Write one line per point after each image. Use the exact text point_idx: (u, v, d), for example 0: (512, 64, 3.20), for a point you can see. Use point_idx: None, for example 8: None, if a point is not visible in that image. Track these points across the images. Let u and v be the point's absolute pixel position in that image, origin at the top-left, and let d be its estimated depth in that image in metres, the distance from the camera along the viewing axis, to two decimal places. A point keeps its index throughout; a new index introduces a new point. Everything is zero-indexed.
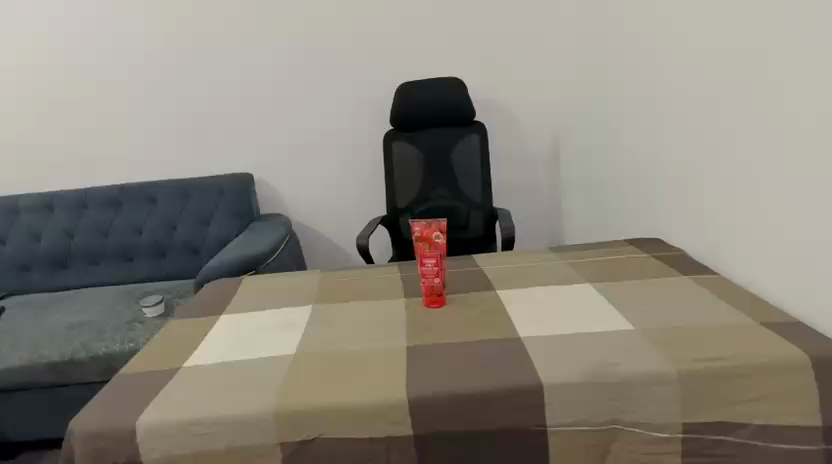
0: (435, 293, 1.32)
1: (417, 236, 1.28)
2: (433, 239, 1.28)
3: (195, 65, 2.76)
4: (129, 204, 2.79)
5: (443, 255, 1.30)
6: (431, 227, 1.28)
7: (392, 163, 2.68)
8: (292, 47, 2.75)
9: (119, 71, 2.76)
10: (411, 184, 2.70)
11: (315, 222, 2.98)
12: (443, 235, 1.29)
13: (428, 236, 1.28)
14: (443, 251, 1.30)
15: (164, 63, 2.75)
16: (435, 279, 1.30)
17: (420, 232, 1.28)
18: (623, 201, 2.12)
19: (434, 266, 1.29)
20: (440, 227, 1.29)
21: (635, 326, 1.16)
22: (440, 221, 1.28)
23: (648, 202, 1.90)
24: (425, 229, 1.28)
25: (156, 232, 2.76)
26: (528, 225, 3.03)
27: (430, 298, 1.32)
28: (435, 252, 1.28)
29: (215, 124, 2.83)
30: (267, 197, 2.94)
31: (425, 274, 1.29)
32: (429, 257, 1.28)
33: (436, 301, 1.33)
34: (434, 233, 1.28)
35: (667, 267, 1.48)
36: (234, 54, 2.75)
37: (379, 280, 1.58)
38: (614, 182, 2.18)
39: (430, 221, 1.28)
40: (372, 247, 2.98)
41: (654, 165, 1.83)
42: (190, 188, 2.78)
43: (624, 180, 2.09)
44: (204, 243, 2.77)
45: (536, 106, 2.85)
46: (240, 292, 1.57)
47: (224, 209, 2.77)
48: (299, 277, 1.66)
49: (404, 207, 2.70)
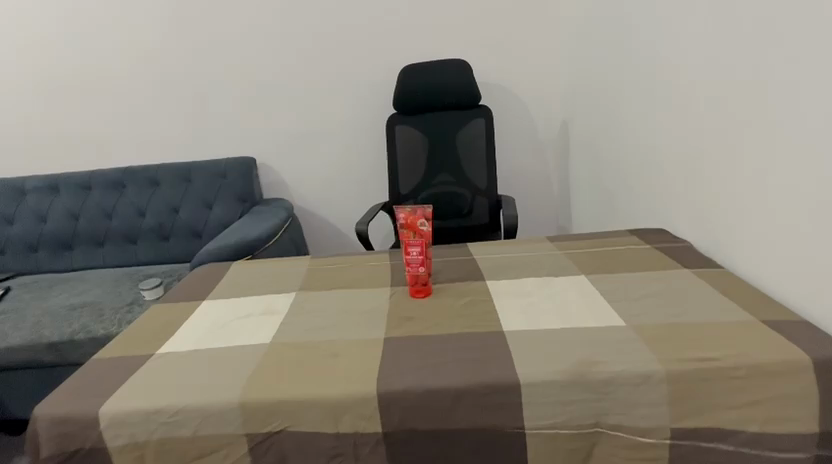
0: (420, 283, 1.27)
1: (402, 223, 1.22)
2: (417, 227, 1.22)
3: (194, 49, 2.71)
4: (132, 187, 2.79)
5: (428, 243, 1.24)
6: (415, 214, 1.22)
7: (394, 148, 2.62)
8: (293, 28, 2.68)
9: (119, 56, 2.73)
10: (414, 169, 2.64)
11: (318, 208, 2.95)
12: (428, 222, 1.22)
13: (412, 224, 1.22)
14: (429, 239, 1.24)
15: (164, 47, 2.71)
16: (420, 269, 1.25)
17: (405, 219, 1.22)
18: (630, 190, 2.03)
19: (419, 256, 1.24)
20: (424, 214, 1.22)
21: (626, 321, 1.10)
22: (424, 208, 1.22)
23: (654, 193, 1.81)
24: (410, 216, 1.22)
25: (159, 216, 2.76)
26: (535, 213, 2.95)
27: (415, 288, 1.28)
28: (420, 241, 1.23)
29: (216, 107, 2.79)
30: (269, 182, 2.91)
31: (410, 263, 1.25)
32: (413, 246, 1.24)
33: (421, 291, 1.28)
34: (419, 220, 1.22)
35: (669, 259, 1.40)
36: (233, 39, 2.69)
37: (368, 267, 1.54)
38: (621, 171, 2.08)
39: (414, 208, 1.22)
40: (375, 233, 2.94)
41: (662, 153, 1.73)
42: (193, 172, 2.77)
43: (631, 169, 1.99)
44: (206, 227, 2.76)
45: (544, 89, 2.74)
46: (228, 277, 1.55)
47: (226, 192, 2.75)
48: (289, 262, 1.63)
49: (406, 193, 2.65)
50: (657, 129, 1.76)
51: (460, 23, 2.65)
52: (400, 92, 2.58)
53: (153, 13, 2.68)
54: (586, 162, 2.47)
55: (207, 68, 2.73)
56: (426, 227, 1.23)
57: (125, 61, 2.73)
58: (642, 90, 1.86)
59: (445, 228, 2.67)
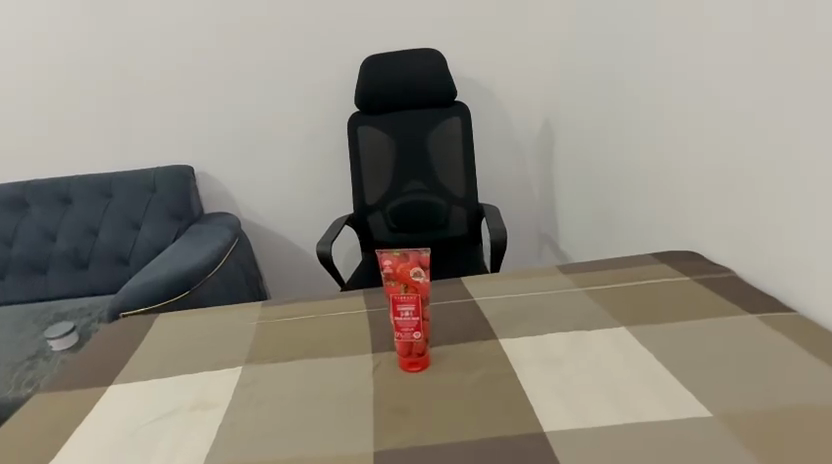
0: (415, 353, 0.94)
1: (387, 274, 0.90)
2: (409, 279, 0.90)
3: (114, 38, 2.27)
4: (38, 205, 2.30)
5: (425, 300, 0.91)
6: (408, 260, 0.89)
7: (357, 153, 2.26)
8: (232, 14, 2.26)
9: (20, 48, 2.27)
10: (381, 177, 2.28)
11: (270, 224, 2.54)
12: (425, 272, 0.90)
13: (403, 274, 0.90)
14: (426, 295, 0.91)
15: (76, 35, 2.26)
16: (414, 335, 0.92)
17: (391, 269, 0.90)
18: (634, 205, 1.76)
19: (412, 318, 0.91)
20: (421, 261, 0.90)
21: (712, 408, 0.81)
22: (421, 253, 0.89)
23: (671, 206, 1.54)
24: (399, 264, 0.90)
25: (73, 239, 2.28)
26: (516, 222, 2.66)
27: (407, 360, 0.95)
28: (413, 297, 0.90)
29: (141, 108, 2.34)
30: (210, 194, 2.48)
31: (399, 328, 0.92)
32: (403, 304, 0.91)
33: (416, 363, 0.95)
34: (411, 269, 0.89)
35: (720, 299, 1.13)
36: (160, 24, 2.25)
37: (339, 319, 1.19)
38: (623, 181, 1.82)
39: (406, 252, 0.90)
40: (338, 250, 2.56)
41: (683, 163, 1.47)
42: (114, 185, 2.30)
43: (637, 179, 1.73)
44: (134, 251, 2.30)
45: (525, 84, 2.44)
46: (151, 340, 1.17)
47: (157, 208, 2.30)
48: (235, 314, 1.25)
49: (372, 204, 2.30)
50: (674, 133, 1.50)
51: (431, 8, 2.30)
52: (362, 89, 2.23)
53: None
54: (576, 167, 2.20)
55: (129, 61, 2.29)
56: (422, 278, 0.90)
57: (81, 50, 2.27)
58: (651, 88, 1.60)
59: (420, 243, 2.34)
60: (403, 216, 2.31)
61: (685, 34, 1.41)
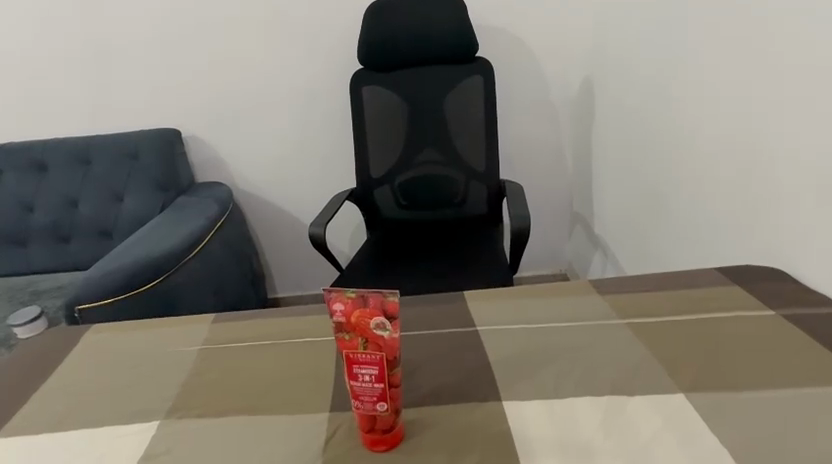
0: (379, 429, 0.68)
1: (339, 323, 0.62)
2: (367, 331, 0.62)
3: None
4: (13, 172, 2.09)
5: (391, 361, 0.64)
6: (365, 305, 0.61)
7: (360, 117, 1.94)
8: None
9: None
10: (388, 146, 1.97)
11: (266, 196, 2.26)
12: (390, 322, 0.62)
13: (358, 324, 0.62)
14: (395, 354, 0.63)
15: None
16: (377, 408, 0.65)
17: (344, 316, 0.62)
18: (696, 197, 1.39)
19: (373, 385, 0.64)
20: (385, 305, 0.61)
21: None
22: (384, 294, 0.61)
23: (750, 200, 1.18)
24: (354, 311, 0.62)
25: (51, 211, 2.08)
26: (545, 202, 2.31)
27: (370, 437, 0.68)
28: (375, 357, 0.63)
29: (118, 64, 2.06)
30: (199, 162, 2.20)
31: (355, 397, 0.65)
32: (358, 365, 0.64)
33: (381, 442, 0.68)
34: (372, 319, 0.61)
35: (823, 350, 0.80)
36: None
37: (302, 347, 0.91)
38: (683, 166, 1.44)
39: (363, 294, 0.61)
40: (340, 226, 2.29)
41: (776, 148, 1.09)
42: (91, 151, 2.07)
43: (705, 165, 1.34)
44: (116, 224, 2.08)
45: (562, 35, 2.04)
46: (67, 366, 0.93)
47: (140, 178, 2.06)
48: (175, 330, 1.00)
49: (378, 178, 1.99)
50: (767, 108, 1.11)
51: None
52: (365, 41, 1.88)
53: None
54: (617, 140, 1.82)
55: (104, 9, 2.00)
56: (388, 330, 0.62)
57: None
58: (731, 45, 1.20)
59: (431, 223, 2.04)
60: (413, 191, 2.00)
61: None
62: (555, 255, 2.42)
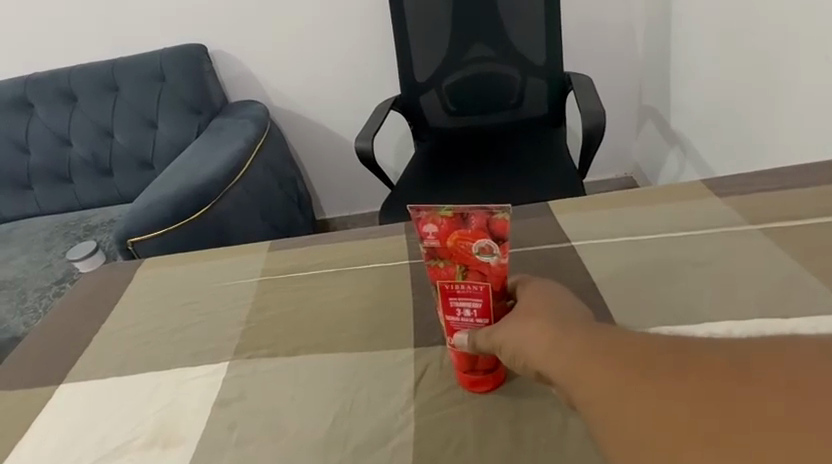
0: (481, 368, 0.60)
1: (438, 251, 0.57)
2: (470, 256, 0.56)
3: None
4: (43, 105, 2.01)
5: (497, 289, 0.58)
6: (466, 226, 0.55)
7: (399, 11, 1.68)
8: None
9: None
10: (434, 43, 1.73)
11: (303, 111, 2.09)
12: (498, 246, 0.55)
13: (457, 248, 0.56)
14: (503, 281, 0.58)
15: None
16: None
17: (443, 244, 0.57)
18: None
19: (476, 315, 0.59)
20: (492, 226, 0.55)
21: None
22: (490, 213, 0.54)
23: None
24: (455, 236, 0.56)
25: (88, 143, 2.01)
26: (611, 96, 2.04)
27: (470, 378, 0.61)
28: (481, 284, 0.57)
29: None
30: (229, 78, 2.04)
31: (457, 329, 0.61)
32: (460, 293, 0.58)
33: (482, 383, 0.61)
34: (477, 243, 0.55)
35: None
36: None
37: (369, 276, 0.81)
38: (805, 27, 1.17)
39: (465, 213, 0.55)
40: (384, 139, 2.13)
41: None
42: (118, 75, 1.94)
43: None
44: (155, 152, 2.00)
45: None
46: (124, 304, 0.88)
47: (171, 101, 1.94)
48: (229, 260, 0.91)
49: (424, 82, 1.77)
50: None
51: None
52: None
53: None
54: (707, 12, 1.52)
55: None
56: (495, 254, 0.56)
57: None
58: None
59: (485, 129, 1.84)
60: (463, 94, 1.79)
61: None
62: (622, 156, 2.18)
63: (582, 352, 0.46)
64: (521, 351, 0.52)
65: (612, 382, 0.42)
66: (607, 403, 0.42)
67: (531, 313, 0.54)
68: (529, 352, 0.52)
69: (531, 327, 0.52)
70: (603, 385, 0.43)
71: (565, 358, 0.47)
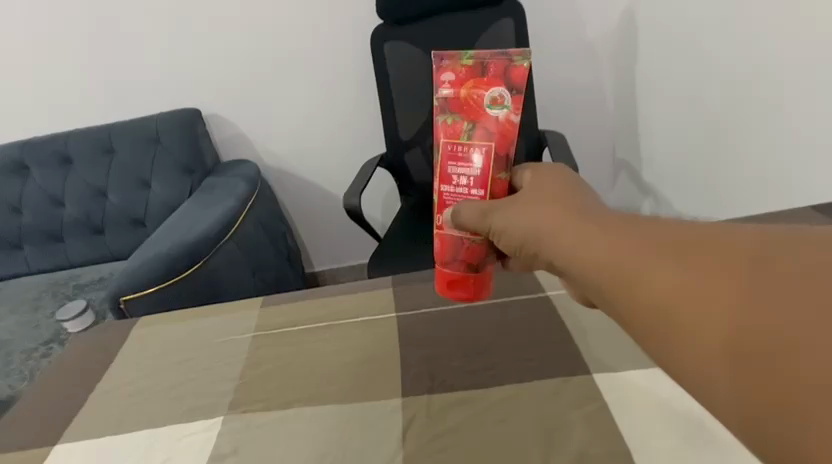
0: (466, 262, 0.66)
1: (453, 90, 0.65)
2: (482, 107, 0.63)
3: None
4: (39, 167, 2.06)
5: (498, 140, 0.64)
6: (485, 73, 0.63)
7: (385, 77, 1.80)
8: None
9: None
10: (416, 105, 1.82)
11: (294, 168, 2.18)
12: (510, 98, 0.62)
13: (471, 92, 0.64)
14: (505, 141, 0.64)
15: None
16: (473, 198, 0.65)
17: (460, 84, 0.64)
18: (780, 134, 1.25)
19: (472, 180, 0.65)
20: (510, 74, 0.62)
21: None
22: (510, 62, 0.62)
23: None
24: (473, 78, 0.64)
25: (82, 203, 2.05)
26: (586, 152, 2.16)
27: (457, 270, 0.67)
28: (485, 140, 0.64)
29: (126, 46, 1.97)
30: (222, 140, 2.12)
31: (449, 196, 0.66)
32: (463, 150, 0.65)
33: (467, 278, 0.67)
34: (492, 83, 0.63)
35: None
36: None
37: (359, 329, 0.85)
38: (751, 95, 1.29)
39: (486, 63, 0.63)
40: (372, 195, 2.22)
41: None
42: (114, 138, 2.01)
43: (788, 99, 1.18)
44: (148, 211, 2.05)
45: None
46: (119, 363, 0.90)
47: (165, 163, 2.01)
48: (224, 317, 0.94)
49: (408, 140, 1.86)
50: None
51: None
52: None
53: None
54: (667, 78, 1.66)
55: None
56: (505, 107, 0.63)
57: None
58: None
59: None
60: None
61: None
62: None
63: (601, 236, 0.49)
64: (535, 241, 0.55)
65: (636, 252, 0.46)
66: (631, 284, 0.44)
67: (537, 202, 0.57)
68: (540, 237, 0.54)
69: (539, 215, 0.55)
70: (628, 255, 0.46)
71: (586, 245, 0.49)
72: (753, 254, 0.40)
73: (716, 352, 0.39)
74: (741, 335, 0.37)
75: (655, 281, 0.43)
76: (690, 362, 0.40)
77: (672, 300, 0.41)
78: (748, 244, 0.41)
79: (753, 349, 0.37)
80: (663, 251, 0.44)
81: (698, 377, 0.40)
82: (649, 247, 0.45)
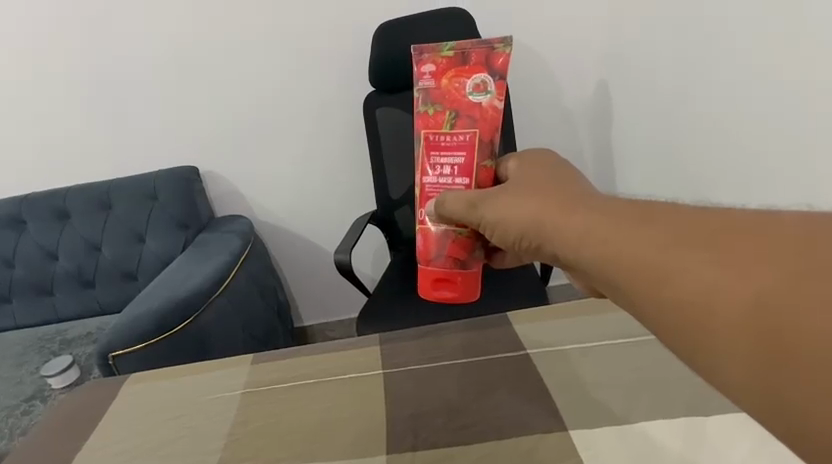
0: (453, 255, 0.76)
1: (437, 79, 0.74)
2: (465, 93, 0.73)
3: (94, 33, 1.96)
4: (36, 222, 2.10)
5: (481, 125, 0.73)
6: (466, 62, 0.74)
7: (376, 140, 1.90)
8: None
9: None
10: (406, 167, 1.91)
11: (286, 224, 2.24)
12: (492, 83, 0.73)
13: (455, 79, 0.73)
14: (487, 127, 0.73)
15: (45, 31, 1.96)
16: (459, 182, 0.73)
17: (443, 74, 0.74)
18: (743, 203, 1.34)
19: (456, 165, 0.73)
20: (492, 59, 0.73)
21: None
22: (490, 52, 0.73)
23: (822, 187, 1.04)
24: (456, 67, 0.74)
25: (75, 258, 2.08)
26: None
27: (446, 267, 0.77)
28: (469, 125, 0.73)
29: (131, 110, 2.05)
30: (218, 197, 2.19)
31: (433, 181, 0.75)
32: (447, 137, 0.73)
33: (454, 274, 0.77)
34: (475, 69, 0.73)
35: None
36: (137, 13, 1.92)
37: (347, 386, 0.88)
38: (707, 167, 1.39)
39: (467, 53, 0.74)
40: (362, 250, 2.27)
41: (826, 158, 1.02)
42: (111, 195, 2.07)
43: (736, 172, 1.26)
44: (140, 265, 2.08)
45: (572, 40, 1.98)
46: (108, 420, 0.91)
47: (160, 219, 2.06)
48: (215, 373, 0.97)
49: (398, 199, 1.94)
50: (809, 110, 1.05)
51: None
52: (376, 58, 1.80)
53: None
54: (639, 146, 1.77)
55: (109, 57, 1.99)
56: (488, 92, 0.73)
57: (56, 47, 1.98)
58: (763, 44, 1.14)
59: None
60: None
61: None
62: None
63: (593, 223, 0.51)
64: (529, 234, 0.58)
65: (626, 237, 0.47)
66: (629, 267, 0.46)
67: (525, 196, 0.60)
68: (532, 228, 0.57)
69: (529, 207, 0.58)
70: (620, 240, 0.48)
71: (580, 233, 0.51)
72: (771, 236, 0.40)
73: (736, 338, 0.39)
74: (767, 318, 0.37)
75: (677, 266, 0.42)
76: (719, 345, 0.39)
77: (696, 285, 0.41)
78: (733, 223, 0.43)
79: (785, 328, 0.36)
80: (678, 238, 0.44)
81: (727, 362, 0.39)
82: (664, 234, 0.45)
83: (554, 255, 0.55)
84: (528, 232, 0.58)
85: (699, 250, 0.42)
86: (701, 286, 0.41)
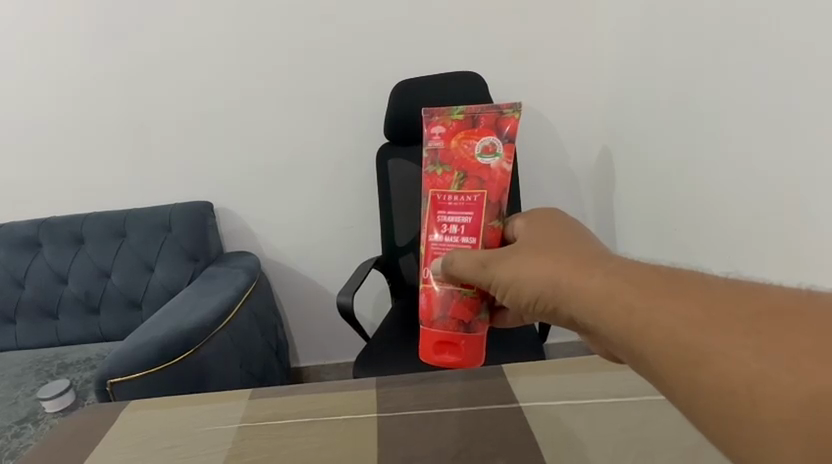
0: (459, 320, 0.80)
1: (446, 139, 0.80)
2: (474, 155, 0.79)
3: (122, 74, 2.05)
4: (51, 245, 2.16)
5: (491, 187, 0.78)
6: (476, 125, 0.80)
7: (386, 188, 1.97)
8: (243, 32, 1.99)
9: (25, 85, 2.09)
10: (413, 217, 1.97)
11: (292, 265, 2.29)
12: (501, 146, 0.79)
13: (464, 141, 0.79)
14: (495, 188, 0.78)
15: (77, 69, 2.05)
16: (465, 241, 0.78)
17: (452, 136, 0.80)
18: None
19: (463, 225, 0.78)
20: (502, 123, 0.80)
21: None
22: (500, 115, 0.79)
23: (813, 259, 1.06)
24: (465, 128, 0.80)
25: (83, 282, 2.13)
26: None
27: (451, 333, 0.80)
28: (478, 185, 0.78)
29: (151, 146, 2.13)
30: (228, 233, 2.25)
31: (440, 240, 0.79)
32: (455, 197, 0.79)
33: (458, 339, 0.80)
34: (484, 132, 0.79)
35: None
36: (165, 58, 2.02)
37: (342, 426, 0.90)
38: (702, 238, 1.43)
39: (477, 117, 0.80)
40: (365, 295, 2.30)
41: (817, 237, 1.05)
42: (126, 224, 2.13)
43: (733, 242, 1.29)
44: (147, 294, 2.13)
45: (578, 108, 2.09)
46: (104, 444, 0.93)
47: (171, 249, 2.11)
48: (214, 405, 0.99)
49: (403, 247, 1.99)
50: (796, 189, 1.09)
51: (479, 31, 2.00)
52: (393, 115, 1.90)
53: (61, 20, 2.00)
54: (640, 210, 1.82)
55: (135, 97, 2.07)
56: (496, 154, 0.79)
57: (85, 85, 2.07)
58: (754, 124, 1.20)
59: None
60: None
61: (824, 46, 1.00)
62: None
63: (627, 294, 0.53)
64: (556, 299, 0.61)
65: (661, 313, 0.49)
66: (668, 343, 0.48)
67: (545, 259, 0.64)
68: (558, 294, 0.61)
69: (552, 271, 0.62)
70: (655, 316, 0.50)
71: (614, 304, 0.54)
72: (806, 322, 0.43)
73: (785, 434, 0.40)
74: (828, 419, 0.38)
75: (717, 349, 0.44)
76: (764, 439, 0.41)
77: (742, 369, 0.43)
78: (764, 306, 0.46)
79: None
80: (713, 319, 0.46)
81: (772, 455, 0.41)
82: (699, 313, 0.47)
83: (581, 322, 0.58)
84: (554, 299, 0.61)
85: (738, 334, 0.44)
86: (746, 373, 0.42)
